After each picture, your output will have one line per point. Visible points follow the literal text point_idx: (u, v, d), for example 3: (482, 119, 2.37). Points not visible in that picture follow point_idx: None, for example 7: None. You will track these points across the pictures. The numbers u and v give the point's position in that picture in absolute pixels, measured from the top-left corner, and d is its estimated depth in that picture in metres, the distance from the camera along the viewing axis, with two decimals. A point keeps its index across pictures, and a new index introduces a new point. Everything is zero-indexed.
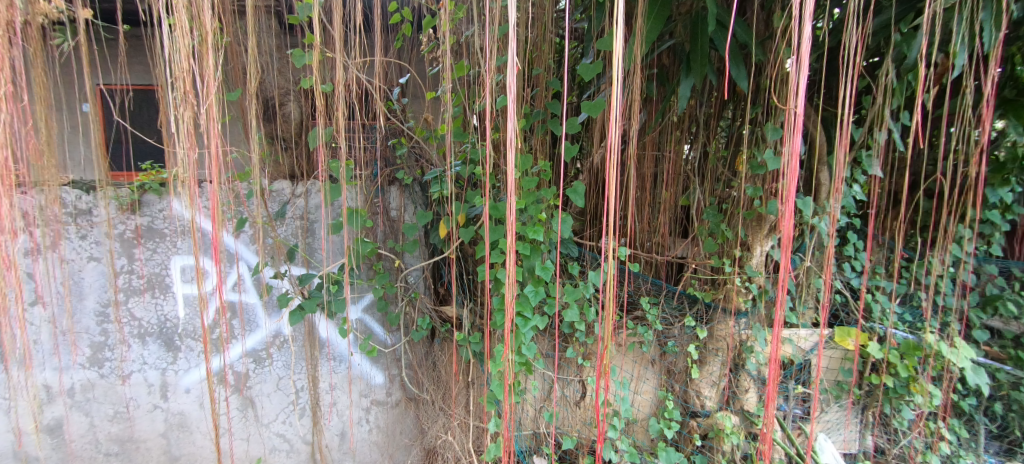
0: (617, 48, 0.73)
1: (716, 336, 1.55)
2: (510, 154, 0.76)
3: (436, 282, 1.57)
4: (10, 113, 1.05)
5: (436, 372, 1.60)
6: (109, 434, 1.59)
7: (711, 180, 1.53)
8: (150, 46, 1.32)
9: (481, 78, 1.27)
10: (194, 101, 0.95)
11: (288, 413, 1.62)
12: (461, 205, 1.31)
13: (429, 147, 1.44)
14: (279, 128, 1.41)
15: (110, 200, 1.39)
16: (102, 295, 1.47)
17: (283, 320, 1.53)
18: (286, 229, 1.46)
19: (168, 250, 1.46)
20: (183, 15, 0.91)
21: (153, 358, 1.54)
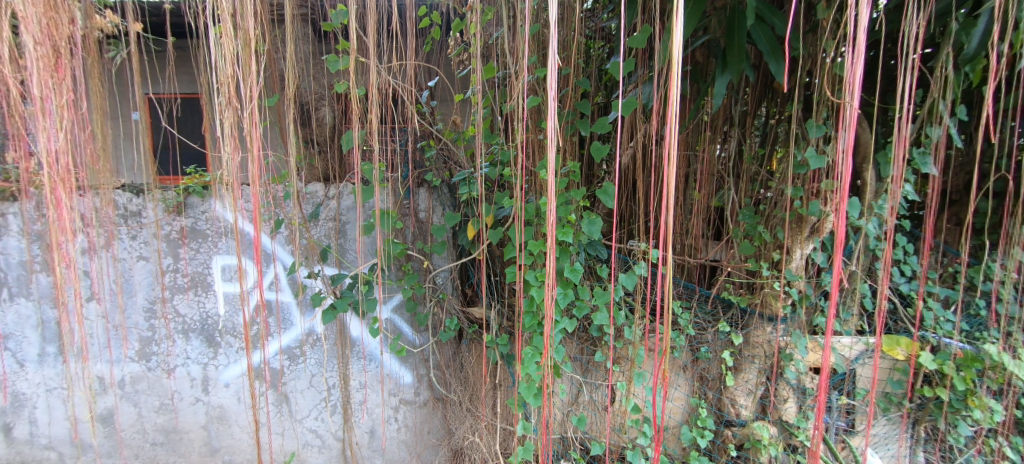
0: (676, 42, 0.73)
1: (752, 342, 1.49)
2: (551, 153, 0.83)
3: (463, 283, 1.57)
4: (72, 121, 1.12)
5: (463, 373, 1.60)
6: (155, 425, 1.67)
7: (747, 180, 1.46)
8: (195, 55, 1.38)
9: (510, 79, 1.27)
10: (237, 105, 0.99)
11: (320, 410, 1.66)
12: (490, 206, 1.30)
13: (457, 149, 1.45)
14: (314, 132, 1.46)
15: (159, 202, 1.46)
16: (150, 293, 1.55)
17: (316, 319, 1.57)
18: (320, 230, 1.48)
19: (210, 250, 1.52)
20: (228, 23, 0.95)
21: (195, 353, 1.61)
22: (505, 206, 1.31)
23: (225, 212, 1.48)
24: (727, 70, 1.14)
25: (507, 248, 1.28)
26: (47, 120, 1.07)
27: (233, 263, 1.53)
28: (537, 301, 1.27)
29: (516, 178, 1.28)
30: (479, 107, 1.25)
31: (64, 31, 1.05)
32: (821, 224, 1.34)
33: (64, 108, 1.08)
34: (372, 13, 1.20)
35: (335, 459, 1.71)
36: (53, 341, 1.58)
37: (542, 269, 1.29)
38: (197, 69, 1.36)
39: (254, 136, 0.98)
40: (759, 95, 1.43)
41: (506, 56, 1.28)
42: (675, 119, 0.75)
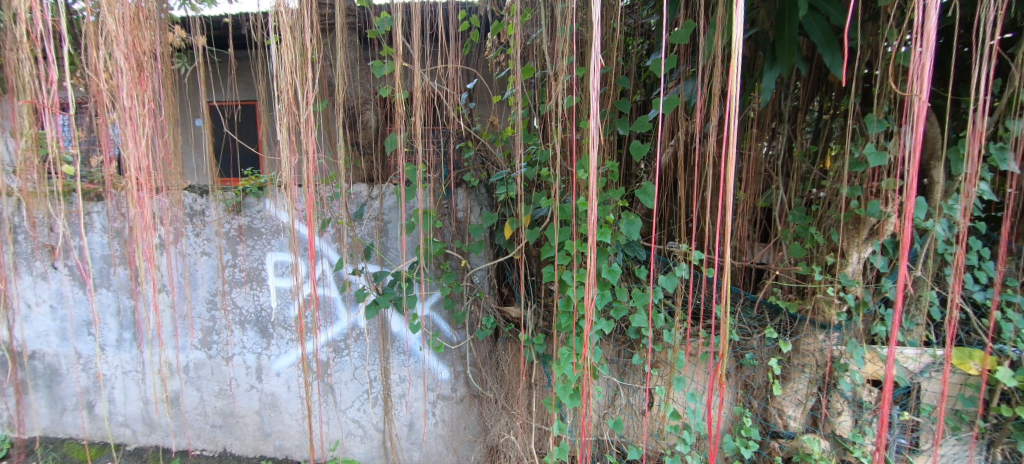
0: (736, 36, 0.76)
1: (802, 350, 1.42)
2: (594, 151, 0.86)
3: (500, 282, 1.58)
4: (154, 127, 1.24)
5: (499, 371, 1.62)
6: (215, 408, 1.80)
7: (797, 178, 1.38)
8: (253, 65, 1.48)
9: (549, 80, 1.27)
10: (295, 110, 1.05)
11: (362, 401, 1.73)
12: (528, 206, 1.31)
13: (495, 149, 1.47)
14: (360, 135, 1.52)
15: (220, 202, 1.58)
16: (212, 286, 1.67)
17: (359, 314, 1.64)
18: (363, 229, 1.54)
19: (265, 247, 1.62)
20: (287, 33, 1.01)
21: (250, 343, 1.72)
22: (543, 206, 1.32)
23: (279, 211, 1.58)
24: (776, 64, 1.09)
25: (545, 247, 1.28)
26: (131, 127, 1.17)
27: (284, 259, 1.62)
28: (574, 301, 1.26)
29: (554, 178, 1.28)
30: (519, 107, 1.26)
31: (146, 47, 1.16)
32: (881, 226, 1.27)
33: (145, 116, 1.17)
34: (416, 19, 1.24)
35: (376, 449, 1.77)
36: (129, 328, 1.74)
37: (579, 269, 1.28)
38: (255, 77, 1.45)
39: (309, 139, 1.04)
40: (811, 90, 1.36)
41: (545, 57, 1.29)
42: (734, 111, 0.79)
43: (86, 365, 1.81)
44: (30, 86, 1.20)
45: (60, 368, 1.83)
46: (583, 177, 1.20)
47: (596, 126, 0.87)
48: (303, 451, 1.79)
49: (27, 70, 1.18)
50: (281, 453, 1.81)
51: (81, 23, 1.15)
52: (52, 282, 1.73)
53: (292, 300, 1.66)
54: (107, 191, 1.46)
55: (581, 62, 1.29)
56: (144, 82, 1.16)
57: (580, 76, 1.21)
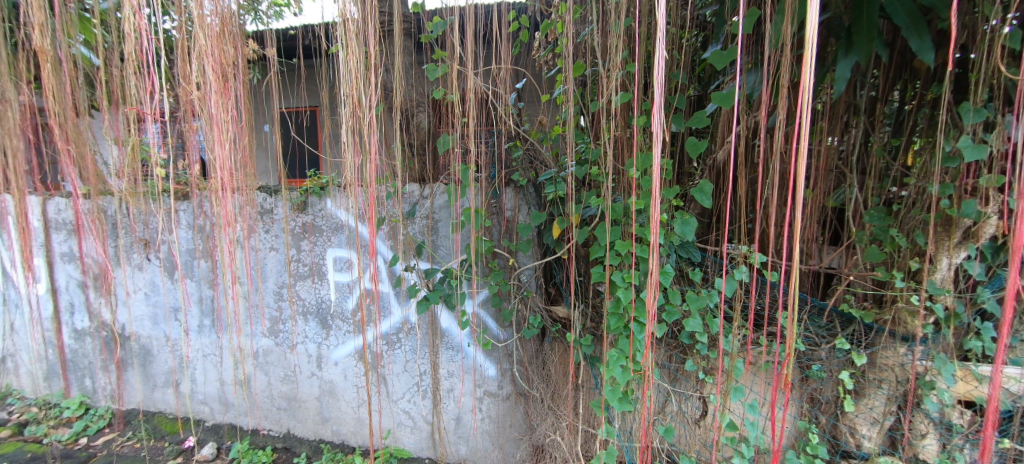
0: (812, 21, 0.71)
1: (879, 364, 1.29)
2: (657, 147, 0.83)
3: (547, 281, 1.57)
4: (237, 132, 1.36)
5: (546, 371, 1.62)
6: (281, 392, 1.94)
7: (875, 175, 1.26)
8: (318, 73, 1.58)
9: (601, 77, 1.25)
10: (360, 112, 1.11)
11: (412, 393, 1.80)
12: (577, 205, 1.30)
13: (544, 149, 1.47)
14: (414, 137, 1.58)
15: (287, 201, 1.70)
16: (279, 278, 1.81)
17: (411, 309, 1.70)
18: (415, 227, 1.60)
19: (326, 243, 1.73)
20: (354, 41, 1.08)
21: (312, 333, 1.84)
22: (594, 206, 1.30)
23: (338, 209, 1.67)
24: (852, 51, 1.00)
25: (594, 247, 1.27)
26: (217, 132, 1.29)
27: (343, 255, 1.72)
28: (623, 303, 1.23)
29: (604, 176, 1.25)
30: (570, 106, 1.25)
31: (230, 59, 1.28)
32: (978, 228, 1.13)
33: (229, 122, 1.29)
34: (469, 22, 1.27)
35: (425, 440, 1.83)
36: (208, 315, 1.92)
37: (630, 270, 1.25)
38: (319, 85, 1.56)
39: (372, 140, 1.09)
40: (892, 78, 1.22)
41: (597, 54, 1.27)
42: (809, 103, 0.73)
43: (173, 347, 2.01)
44: (135, 97, 1.36)
45: (153, 349, 2.05)
46: (635, 175, 1.16)
47: (659, 124, 0.84)
48: (357, 438, 1.88)
49: (132, 83, 1.34)
50: (337, 438, 1.91)
51: (175, 38, 1.29)
52: (147, 271, 1.95)
53: (349, 294, 1.75)
54: (193, 190, 1.61)
55: (633, 58, 1.26)
56: (228, 92, 1.27)
57: (632, 71, 1.18)
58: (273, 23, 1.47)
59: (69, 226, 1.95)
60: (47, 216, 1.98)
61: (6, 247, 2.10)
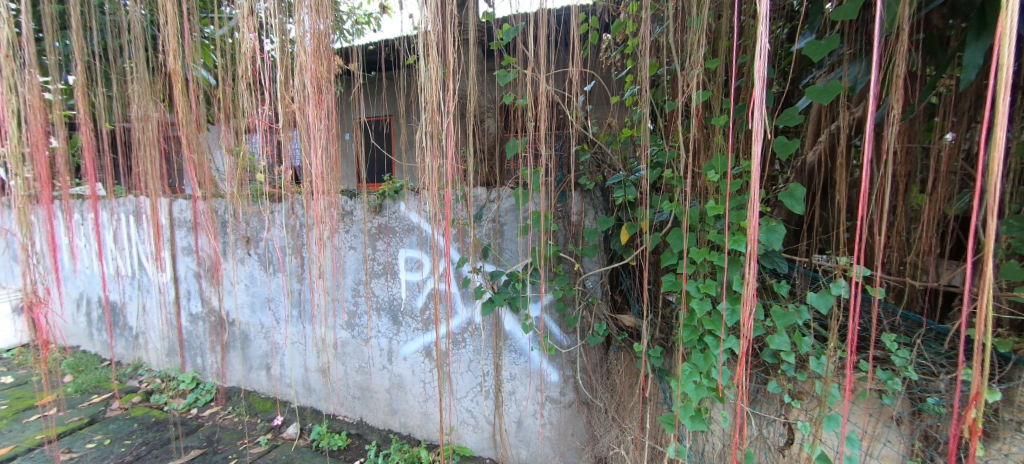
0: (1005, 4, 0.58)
1: (1019, 403, 1.07)
2: (760, 145, 0.73)
3: (613, 288, 1.53)
4: (327, 139, 1.48)
5: (610, 381, 1.57)
6: (355, 382, 2.08)
7: (1014, 178, 1.06)
8: (397, 84, 1.70)
9: (678, 75, 1.19)
10: (438, 119, 1.16)
11: (475, 393, 1.83)
12: (647, 210, 1.24)
13: (613, 152, 1.44)
14: (483, 142, 1.63)
15: (365, 204, 1.83)
16: (357, 276, 1.95)
17: (475, 310, 1.74)
18: (482, 230, 1.63)
19: (398, 243, 1.82)
20: (434, 51, 1.13)
21: (384, 328, 1.95)
22: (666, 210, 1.23)
23: (411, 212, 1.76)
24: (986, 33, 0.85)
25: (666, 255, 1.21)
26: (310, 140, 1.41)
27: (413, 255, 1.80)
28: (698, 315, 1.16)
29: (678, 179, 1.19)
30: (643, 107, 1.21)
31: (325, 74, 1.40)
32: None
33: (321, 131, 1.41)
34: (541, 27, 1.28)
35: (487, 440, 1.85)
36: (296, 306, 2.11)
37: (705, 280, 1.17)
38: (397, 94, 1.66)
39: (450, 143, 1.14)
40: None
41: (673, 52, 1.22)
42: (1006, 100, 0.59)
43: (267, 334, 2.24)
44: (246, 111, 1.54)
45: (251, 334, 2.30)
46: (712, 178, 1.08)
47: (759, 120, 0.74)
48: (423, 432, 1.95)
49: (243, 99, 1.51)
50: (404, 430, 2.00)
51: (276, 58, 1.43)
52: (248, 265, 2.20)
53: (418, 293, 1.83)
54: (287, 193, 1.78)
55: (713, 54, 1.18)
56: (323, 102, 1.38)
57: (712, 68, 1.10)
58: (355, 40, 1.65)
59: (190, 224, 2.27)
60: (174, 215, 2.32)
61: (143, 241, 2.49)
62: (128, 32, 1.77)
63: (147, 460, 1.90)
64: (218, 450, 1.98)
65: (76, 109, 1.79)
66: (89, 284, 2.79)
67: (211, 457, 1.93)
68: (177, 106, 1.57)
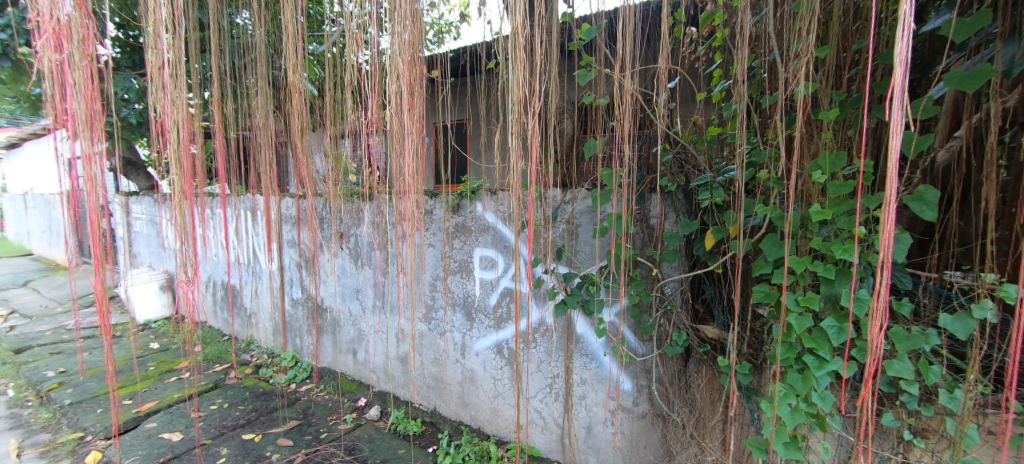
0: None
1: None
2: (900, 140, 0.67)
3: (695, 297, 1.43)
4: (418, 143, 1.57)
5: (689, 395, 1.47)
6: (430, 373, 2.19)
7: None
8: (477, 89, 1.76)
9: (779, 67, 1.09)
10: (523, 119, 1.16)
11: (545, 394, 1.83)
12: (737, 215, 1.15)
13: (697, 152, 1.35)
14: (559, 143, 1.63)
15: (444, 203, 1.91)
16: (435, 272, 2.05)
17: (547, 311, 1.74)
18: (556, 231, 1.63)
19: (474, 242, 1.88)
20: (519, 53, 1.14)
21: (458, 324, 2.03)
22: (758, 214, 1.12)
23: (487, 212, 1.81)
24: None
25: (758, 263, 1.11)
26: (400, 143, 1.50)
27: (488, 254, 1.85)
28: (796, 331, 1.04)
29: (774, 181, 1.09)
30: (737, 103, 1.12)
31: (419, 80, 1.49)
32: None
33: (415, 135, 1.48)
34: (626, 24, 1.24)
35: (555, 443, 1.84)
36: (378, 299, 2.27)
37: (806, 293, 1.06)
38: (477, 99, 1.72)
39: (535, 143, 1.13)
40: None
41: (773, 43, 1.12)
42: None
43: (355, 321, 2.45)
44: (349, 120, 1.69)
45: (341, 321, 2.53)
46: (819, 179, 0.97)
47: (898, 110, 0.67)
48: (492, 427, 1.99)
49: (345, 106, 1.67)
50: (474, 423, 2.06)
51: (368, 70, 1.55)
52: (341, 258, 2.42)
53: (492, 290, 1.88)
54: (376, 193, 1.93)
55: (820, 40, 1.06)
56: (414, 108, 1.46)
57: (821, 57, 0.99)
58: (438, 49, 1.75)
59: (294, 220, 2.56)
60: (283, 212, 2.63)
61: (257, 234, 2.85)
62: (252, 52, 2.04)
63: (256, 424, 2.18)
64: (312, 423, 2.20)
65: (212, 119, 2.11)
66: (216, 268, 3.26)
67: (307, 428, 2.15)
68: (290, 115, 1.78)
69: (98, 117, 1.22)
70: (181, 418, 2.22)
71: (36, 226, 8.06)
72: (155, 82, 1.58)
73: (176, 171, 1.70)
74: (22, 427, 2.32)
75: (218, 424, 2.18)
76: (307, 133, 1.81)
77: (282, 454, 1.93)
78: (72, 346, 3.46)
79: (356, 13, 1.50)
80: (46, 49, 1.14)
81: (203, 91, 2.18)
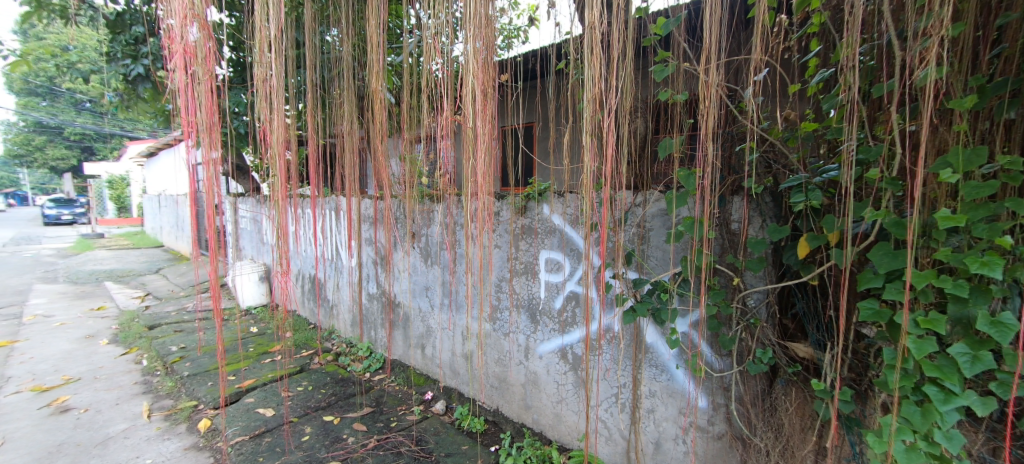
0: None
1: None
2: None
3: (783, 312, 1.30)
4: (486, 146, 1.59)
5: (775, 419, 1.33)
6: (495, 373, 2.21)
7: None
8: (545, 91, 1.75)
9: (898, 50, 0.95)
10: (597, 118, 1.11)
11: (611, 403, 1.76)
12: (839, 220, 1.02)
13: (789, 151, 1.21)
14: (631, 144, 1.57)
15: (511, 205, 1.93)
16: (501, 273, 2.08)
17: (615, 318, 1.68)
18: (626, 235, 1.57)
19: (540, 244, 1.88)
20: (592, 52, 1.11)
21: (523, 325, 2.04)
22: (866, 219, 0.98)
23: (553, 214, 1.80)
24: None
25: (864, 276, 0.98)
26: (470, 146, 1.53)
27: (554, 257, 1.83)
28: (915, 357, 0.89)
29: (888, 182, 0.95)
30: (842, 94, 0.99)
31: (492, 83, 1.51)
32: None
33: (488, 139, 1.49)
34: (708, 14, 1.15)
35: (621, 455, 1.77)
36: (446, 297, 2.35)
37: (928, 312, 0.90)
38: (546, 101, 1.71)
39: (610, 142, 1.09)
40: None
41: (888, 23, 0.97)
42: None
43: (424, 317, 2.56)
44: (423, 125, 1.78)
45: (411, 317, 2.66)
46: (949, 179, 0.83)
47: None
48: (555, 432, 1.96)
49: (421, 112, 1.76)
50: (537, 426, 2.04)
51: (440, 77, 1.61)
52: (413, 257, 2.55)
53: (557, 294, 1.86)
54: (446, 195, 2.00)
55: (951, 16, 0.90)
56: (486, 111, 1.49)
57: (956, 36, 0.84)
58: (507, 54, 1.77)
59: (372, 220, 2.76)
60: (363, 212, 2.84)
61: (341, 232, 3.11)
62: (339, 65, 2.22)
63: (335, 407, 2.36)
64: (384, 411, 2.33)
65: (305, 128, 2.33)
66: (305, 263, 3.59)
67: (379, 415, 2.28)
68: (371, 122, 1.91)
69: (215, 127, 1.40)
70: (273, 396, 2.47)
71: (167, 222, 9.48)
72: (260, 94, 1.78)
73: (275, 173, 1.90)
74: (153, 392, 2.73)
75: (303, 404, 2.39)
76: (386, 138, 1.93)
77: (357, 438, 2.07)
78: (191, 325, 4.01)
79: (431, 23, 1.57)
80: (177, 67, 1.31)
81: (298, 103, 2.42)
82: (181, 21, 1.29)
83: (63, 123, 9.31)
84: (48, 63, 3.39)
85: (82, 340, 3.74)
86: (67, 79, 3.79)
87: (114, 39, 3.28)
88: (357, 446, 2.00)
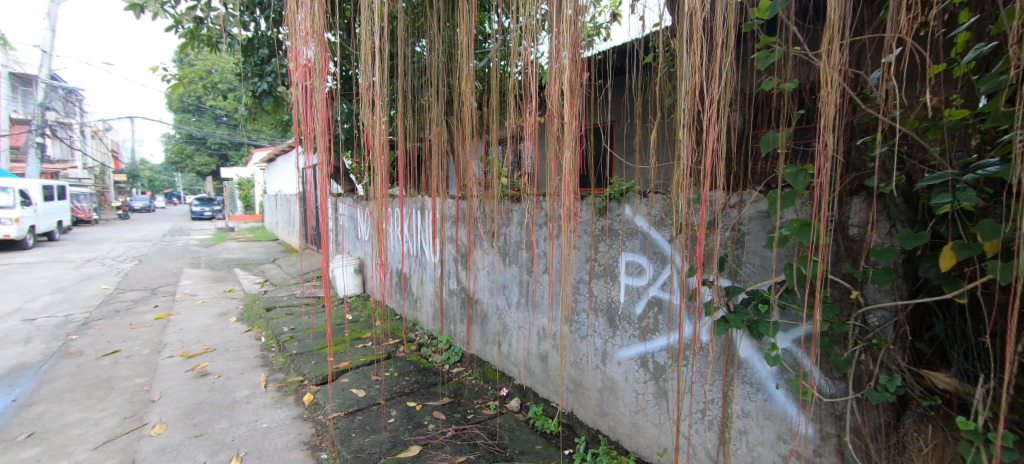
0: None
1: None
2: None
3: (917, 334, 1.10)
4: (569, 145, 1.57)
5: (903, 459, 1.13)
6: (570, 375, 2.18)
7: None
8: (631, 89, 1.69)
9: None
10: (695, 112, 1.04)
11: (696, 419, 1.64)
12: (1003, 226, 0.84)
13: (928, 143, 1.03)
14: (725, 141, 1.45)
15: (592, 206, 1.90)
16: (580, 275, 2.04)
17: (703, 328, 1.56)
18: (718, 239, 1.46)
19: (621, 247, 1.82)
20: (688, 43, 1.04)
21: (600, 329, 1.99)
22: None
23: (636, 216, 1.73)
24: None
25: None
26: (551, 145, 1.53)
27: (637, 260, 1.76)
28: None
29: None
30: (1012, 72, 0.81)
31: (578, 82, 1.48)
32: None
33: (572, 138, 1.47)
34: None
35: None
36: (523, 296, 2.38)
37: None
38: (631, 99, 1.65)
39: (709, 137, 1.01)
40: None
41: None
42: None
43: (501, 315, 2.62)
44: (506, 127, 1.82)
45: (489, 313, 2.74)
46: None
47: None
48: (632, 443, 1.88)
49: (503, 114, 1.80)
50: (613, 435, 1.97)
51: (523, 79, 1.63)
52: (491, 255, 2.63)
53: (639, 299, 1.78)
54: (526, 196, 2.03)
55: None
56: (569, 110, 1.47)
57: None
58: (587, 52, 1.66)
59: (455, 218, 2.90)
60: (446, 211, 2.99)
61: (426, 230, 3.30)
62: (429, 73, 2.35)
63: (418, 395, 2.51)
64: (462, 403, 2.43)
65: (397, 133, 2.51)
66: (393, 258, 3.88)
67: (457, 406, 2.39)
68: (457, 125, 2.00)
69: (327, 133, 1.56)
70: (365, 379, 2.71)
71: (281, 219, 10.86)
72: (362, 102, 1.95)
73: (373, 174, 2.07)
74: (269, 366, 3.15)
75: (390, 389, 2.58)
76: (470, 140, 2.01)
77: (437, 425, 2.18)
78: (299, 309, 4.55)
79: (516, 26, 1.59)
80: (298, 82, 1.48)
81: (392, 110, 2.62)
82: (302, 40, 1.46)
83: (207, 135, 11.12)
84: (199, 84, 4.07)
85: (217, 317, 4.43)
86: (211, 98, 4.51)
87: (246, 61, 3.84)
88: (437, 433, 2.11)
